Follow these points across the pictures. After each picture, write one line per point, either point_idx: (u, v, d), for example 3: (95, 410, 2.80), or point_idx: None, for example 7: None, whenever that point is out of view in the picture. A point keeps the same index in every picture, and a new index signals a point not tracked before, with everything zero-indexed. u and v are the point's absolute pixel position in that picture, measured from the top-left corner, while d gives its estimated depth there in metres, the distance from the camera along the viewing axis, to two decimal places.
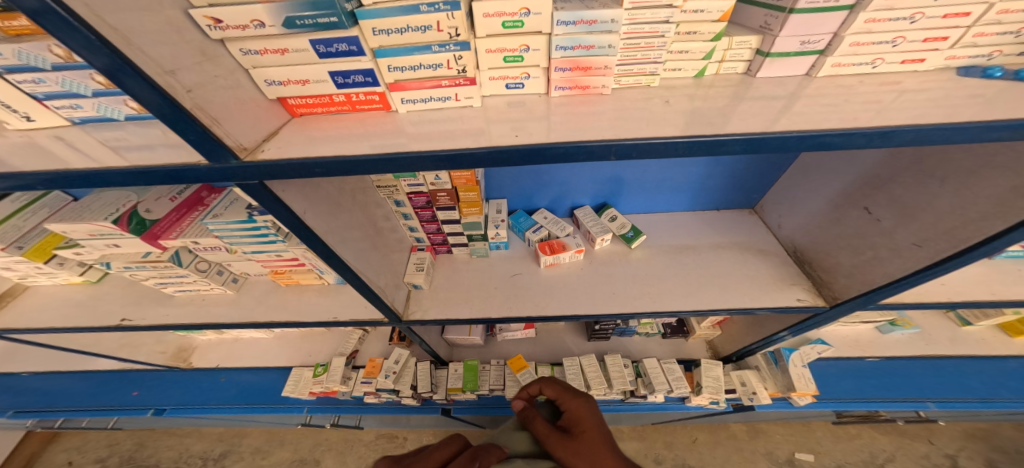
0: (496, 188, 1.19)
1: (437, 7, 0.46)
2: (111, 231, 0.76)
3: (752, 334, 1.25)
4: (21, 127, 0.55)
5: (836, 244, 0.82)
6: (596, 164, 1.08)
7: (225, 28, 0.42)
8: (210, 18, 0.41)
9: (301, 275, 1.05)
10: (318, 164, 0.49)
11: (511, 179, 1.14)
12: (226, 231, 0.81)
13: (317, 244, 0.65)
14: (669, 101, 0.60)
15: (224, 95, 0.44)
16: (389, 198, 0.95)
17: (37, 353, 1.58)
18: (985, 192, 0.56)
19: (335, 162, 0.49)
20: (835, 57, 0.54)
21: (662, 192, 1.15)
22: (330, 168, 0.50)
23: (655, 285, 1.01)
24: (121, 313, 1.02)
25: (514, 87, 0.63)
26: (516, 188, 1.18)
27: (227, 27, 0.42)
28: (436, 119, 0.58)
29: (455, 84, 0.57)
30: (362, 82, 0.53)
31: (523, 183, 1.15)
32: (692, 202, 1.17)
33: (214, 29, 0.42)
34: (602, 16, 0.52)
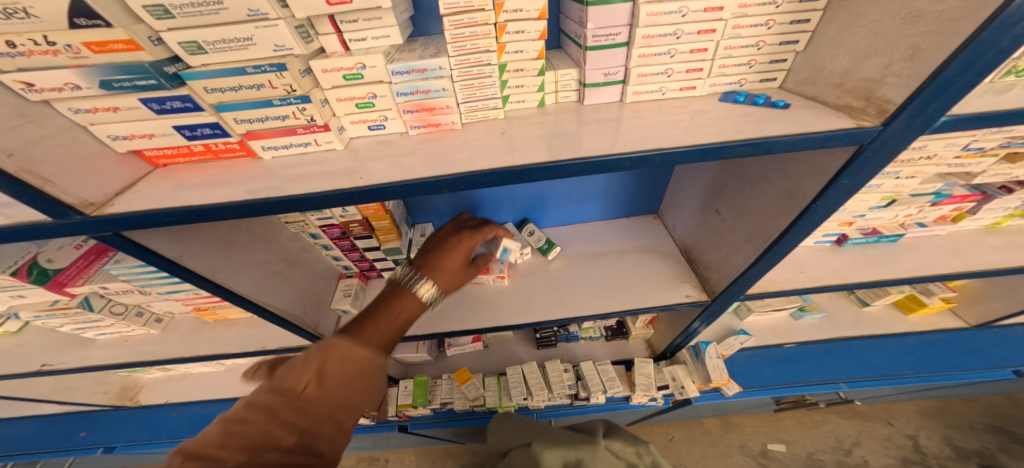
0: (420, 213, 1.23)
1: (263, 68, 0.52)
2: (10, 283, 0.79)
3: (674, 330, 1.31)
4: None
5: (707, 243, 0.94)
6: (511, 186, 1.15)
7: (40, 91, 0.47)
8: (21, 82, 0.45)
9: (226, 311, 1.07)
10: (166, 213, 0.53)
11: (433, 205, 1.19)
12: (132, 274, 0.85)
13: (204, 283, 0.69)
14: (505, 132, 0.68)
15: (58, 153, 0.49)
16: (304, 232, 0.99)
17: None
18: (770, 194, 0.68)
19: (185, 211, 0.53)
20: (632, 86, 0.66)
21: (575, 203, 1.22)
22: (180, 216, 0.54)
23: (567, 293, 1.07)
24: (42, 359, 1.04)
25: (376, 128, 0.69)
26: (438, 211, 1.23)
27: (43, 90, 0.47)
28: (302, 163, 0.64)
29: (310, 131, 0.62)
30: (211, 133, 0.58)
31: (445, 206, 1.21)
32: (605, 211, 1.25)
33: (30, 92, 0.47)
34: (428, 64, 0.60)
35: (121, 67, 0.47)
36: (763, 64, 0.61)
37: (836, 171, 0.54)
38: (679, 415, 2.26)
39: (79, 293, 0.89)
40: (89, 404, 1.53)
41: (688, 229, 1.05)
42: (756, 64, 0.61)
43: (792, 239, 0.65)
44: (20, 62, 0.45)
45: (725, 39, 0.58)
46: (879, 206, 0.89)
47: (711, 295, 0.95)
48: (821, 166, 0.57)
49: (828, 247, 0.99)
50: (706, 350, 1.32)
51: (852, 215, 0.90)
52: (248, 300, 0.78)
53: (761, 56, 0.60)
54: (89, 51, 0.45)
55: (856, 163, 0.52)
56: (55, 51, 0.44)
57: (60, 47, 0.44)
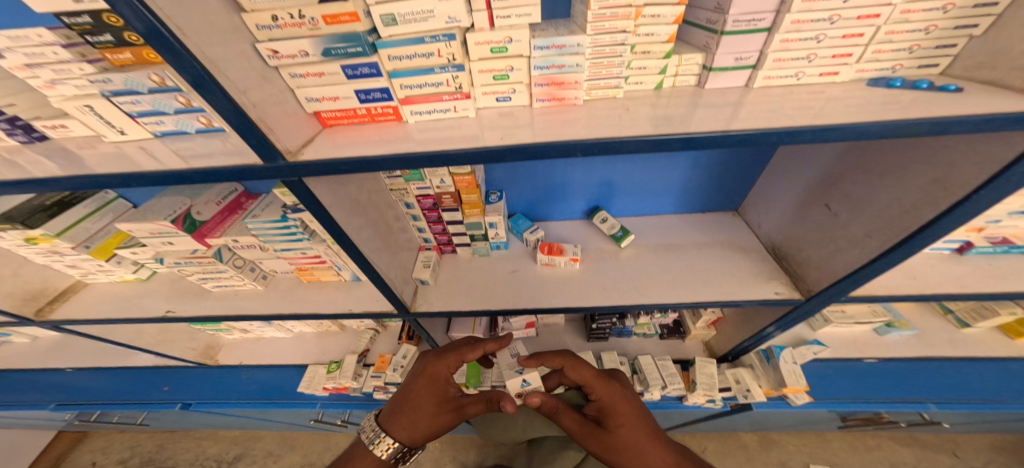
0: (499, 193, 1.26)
1: (437, 38, 0.61)
2: (168, 230, 0.91)
3: (743, 331, 1.28)
4: (116, 139, 0.73)
5: (806, 239, 0.93)
6: (590, 167, 1.15)
7: (279, 57, 0.58)
8: (270, 49, 0.57)
9: (322, 272, 1.14)
10: (344, 163, 0.62)
11: (512, 183, 1.22)
12: (263, 230, 0.95)
13: (339, 234, 0.77)
14: (630, 108, 0.70)
15: (277, 109, 0.61)
16: (400, 200, 1.05)
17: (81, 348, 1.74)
18: (913, 185, 0.68)
19: (357, 162, 0.62)
20: (764, 71, 0.68)
21: (652, 194, 1.23)
22: (353, 166, 0.63)
23: (643, 280, 1.07)
24: (165, 306, 1.15)
25: (504, 100, 0.74)
26: (517, 194, 1.27)
27: (282, 56, 0.58)
28: (439, 126, 0.71)
29: (454, 98, 0.70)
30: (380, 98, 0.68)
31: (523, 190, 1.25)
32: (679, 205, 1.25)
33: (272, 58, 0.58)
34: (569, 41, 0.63)
35: (341, 36, 0.57)
36: (925, 49, 0.64)
37: (1010, 158, 0.54)
38: (717, 427, 2.18)
39: (214, 244, 1.00)
40: (181, 358, 1.65)
41: (779, 227, 1.04)
42: (917, 49, 0.64)
43: (933, 234, 0.65)
44: (274, 33, 0.56)
45: (889, 23, 0.60)
46: (1018, 212, 0.86)
47: (805, 294, 0.92)
48: (993, 153, 0.56)
49: (946, 255, 0.99)
50: (779, 354, 1.29)
51: (985, 220, 0.89)
52: (361, 260, 0.86)
53: (926, 41, 0.63)
54: (324, 23, 0.56)
55: None
56: (301, 24, 0.55)
57: (306, 20, 0.55)
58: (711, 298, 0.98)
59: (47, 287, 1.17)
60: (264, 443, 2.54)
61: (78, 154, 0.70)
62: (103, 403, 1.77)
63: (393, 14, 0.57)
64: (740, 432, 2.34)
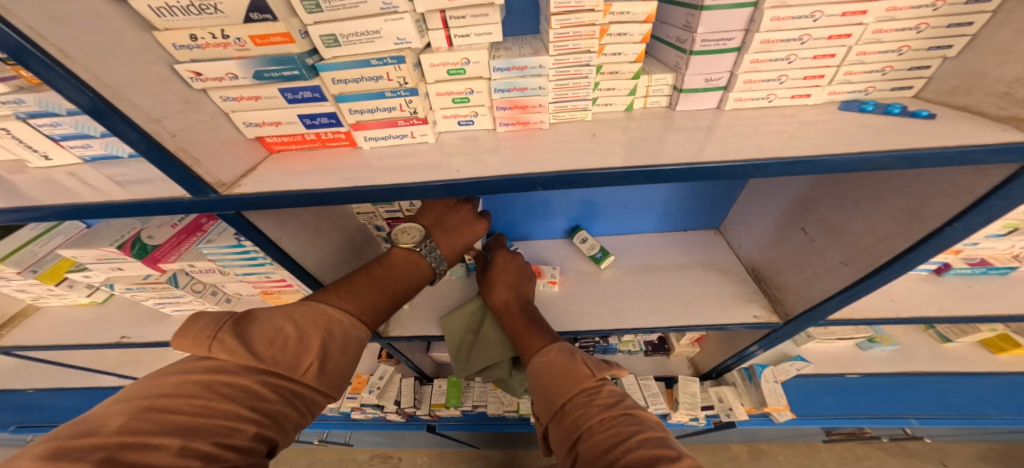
0: None
1: (385, 61, 0.56)
2: (115, 256, 0.87)
3: (725, 351, 1.26)
4: (42, 165, 0.69)
5: (784, 263, 0.90)
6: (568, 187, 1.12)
7: (204, 79, 0.54)
8: (192, 71, 0.52)
9: (289, 296, 1.09)
10: (285, 197, 0.58)
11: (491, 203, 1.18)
12: (219, 255, 0.89)
13: (291, 265, 0.76)
14: (596, 134, 0.66)
15: (206, 137, 0.56)
16: (370, 223, 1.01)
17: (44, 369, 1.66)
18: (886, 213, 0.66)
19: (302, 195, 0.58)
20: (735, 93, 0.65)
21: (633, 213, 1.20)
22: (296, 200, 0.59)
23: (620, 303, 1.04)
24: (121, 331, 1.09)
25: (466, 124, 0.71)
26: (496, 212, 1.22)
27: (206, 79, 0.54)
28: (396, 153, 0.68)
29: (410, 123, 0.66)
30: (327, 122, 0.64)
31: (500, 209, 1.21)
32: (661, 224, 1.22)
33: (196, 80, 0.54)
34: (530, 62, 0.60)
35: (275, 58, 0.52)
36: (899, 71, 0.61)
37: (985, 191, 0.52)
38: (705, 439, 2.15)
39: (168, 269, 0.94)
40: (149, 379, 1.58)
41: (758, 248, 1.02)
42: (890, 70, 0.61)
43: (907, 264, 0.63)
44: (195, 53, 0.51)
45: (861, 44, 0.57)
46: (997, 234, 0.85)
47: (783, 318, 0.90)
48: (965, 186, 0.54)
49: (925, 275, 0.97)
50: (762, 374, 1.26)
51: (963, 242, 0.87)
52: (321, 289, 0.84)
53: (899, 62, 0.60)
54: (253, 44, 0.51)
55: (1011, 185, 0.49)
56: (226, 44, 0.51)
57: (231, 40, 0.51)
58: (686, 323, 0.95)
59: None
60: None
61: (6, 180, 0.65)
62: (67, 425, 1.69)
63: (336, 35, 0.54)
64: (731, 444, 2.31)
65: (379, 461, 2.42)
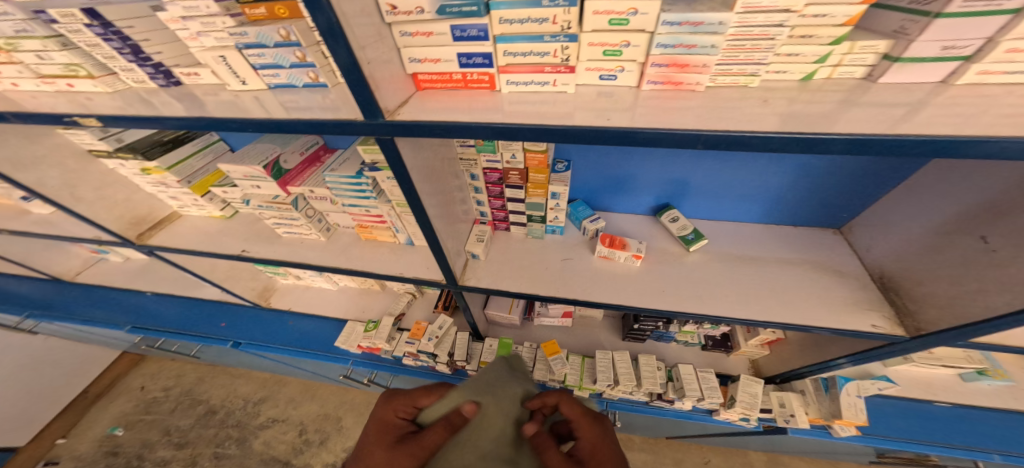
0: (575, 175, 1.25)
1: (557, 2, 0.58)
2: (260, 175, 1.08)
3: (806, 357, 1.25)
4: (238, 89, 0.84)
5: (938, 275, 0.81)
6: (676, 160, 1.10)
7: (396, 13, 0.61)
8: (390, 5, 0.60)
9: (379, 232, 1.30)
10: (439, 126, 0.63)
11: (588, 167, 1.20)
12: (337, 184, 1.10)
13: (412, 197, 0.83)
14: (767, 101, 0.61)
15: (385, 69, 0.64)
16: (467, 170, 1.10)
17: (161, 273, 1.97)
18: None
19: (451, 126, 0.63)
20: (982, 64, 0.56)
21: (735, 200, 1.17)
22: (447, 130, 0.64)
23: (704, 287, 1.03)
24: (241, 245, 1.30)
25: (607, 78, 0.69)
26: (591, 179, 1.24)
27: (398, 13, 0.61)
28: (532, 98, 0.68)
29: (557, 71, 0.66)
30: (481, 63, 0.67)
31: (598, 175, 1.22)
32: (765, 214, 1.19)
33: (389, 14, 0.62)
34: (709, 18, 0.56)
35: None
36: None
37: None
38: (722, 442, 2.14)
39: (293, 192, 1.16)
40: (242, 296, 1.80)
41: (898, 254, 0.93)
42: None
43: None
44: None
45: None
46: None
47: (913, 333, 0.82)
48: None
49: None
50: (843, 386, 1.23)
51: None
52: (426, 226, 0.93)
53: None
54: None
55: None
56: None
57: None
58: (760, 317, 0.93)
59: (150, 214, 1.40)
60: (288, 388, 2.75)
61: (202, 100, 0.82)
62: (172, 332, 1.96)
63: None
64: (749, 450, 2.28)
65: None
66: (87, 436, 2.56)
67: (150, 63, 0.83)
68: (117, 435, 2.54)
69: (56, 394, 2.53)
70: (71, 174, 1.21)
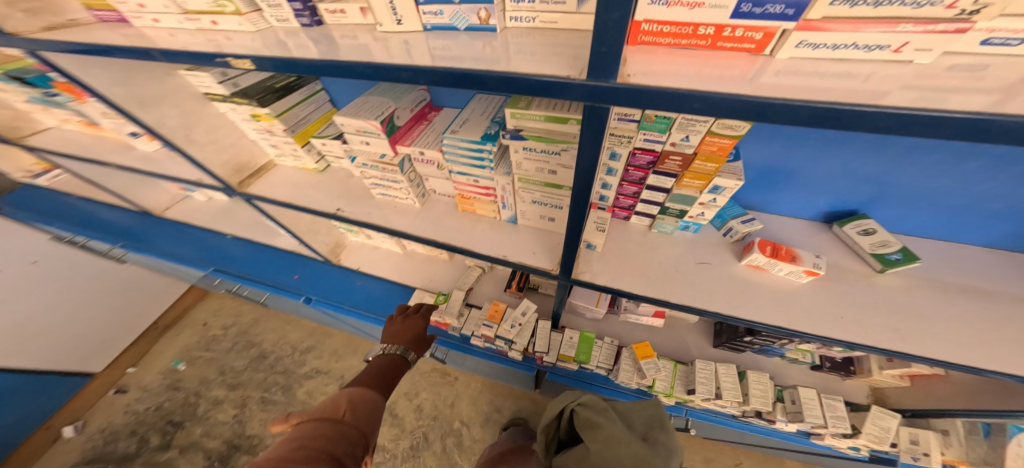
0: (763, 164, 1.04)
1: None
2: (371, 130, 0.94)
3: (971, 400, 1.11)
4: (389, 29, 0.74)
5: None
6: (912, 161, 0.89)
7: None
8: None
9: (481, 205, 1.14)
10: (701, 100, 0.47)
11: (786, 155, 1.00)
12: (454, 147, 0.93)
13: (585, 180, 0.69)
14: None
15: None
16: (612, 148, 0.89)
17: (236, 217, 1.93)
18: None
19: (725, 100, 0.46)
20: None
21: (968, 215, 0.95)
22: (711, 104, 0.47)
23: (888, 315, 0.87)
24: (337, 204, 1.18)
25: (997, 44, 0.47)
26: (783, 169, 1.03)
27: None
28: (837, 71, 0.49)
29: (918, 30, 0.46)
30: (775, 13, 0.49)
31: (792, 168, 1.02)
32: (1001, 236, 0.97)
33: None
34: None
35: None
36: None
37: None
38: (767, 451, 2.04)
39: (400, 152, 1.01)
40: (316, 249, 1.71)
41: None
42: None
43: None
44: None
45: None
46: None
47: None
48: None
49: None
50: (1014, 435, 1.04)
51: None
52: (578, 213, 0.80)
53: None
54: None
55: None
56: None
57: None
58: (963, 361, 0.77)
59: (251, 162, 1.28)
60: (332, 340, 2.79)
61: (337, 43, 0.73)
62: (244, 277, 1.98)
63: None
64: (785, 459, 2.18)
65: (440, 374, 2.58)
66: (153, 367, 2.60)
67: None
68: (179, 370, 2.60)
69: (140, 314, 2.67)
70: (190, 114, 1.13)
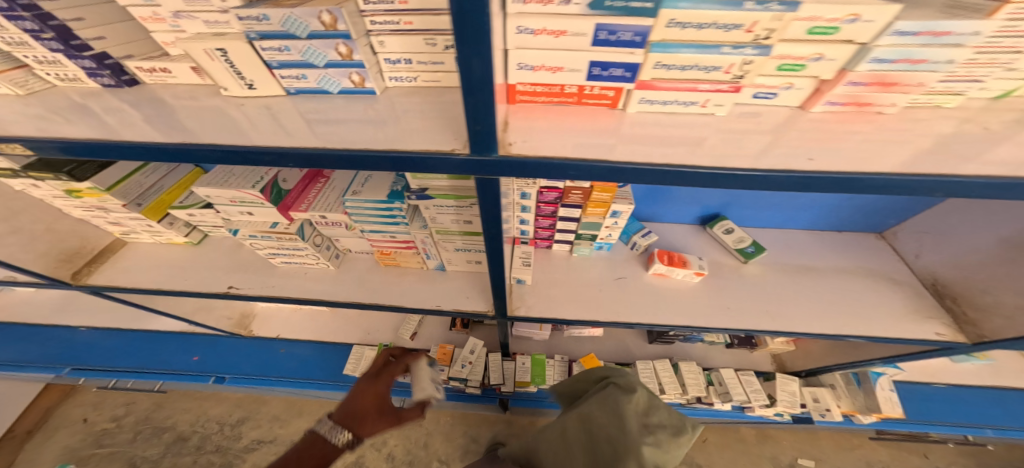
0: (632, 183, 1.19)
1: (767, 6, 0.41)
2: (254, 199, 0.86)
3: (834, 356, 1.33)
4: (239, 94, 0.60)
5: (1005, 286, 0.83)
6: None
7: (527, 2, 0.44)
8: None
9: (404, 258, 1.12)
10: (572, 167, 0.49)
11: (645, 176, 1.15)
12: (360, 210, 0.91)
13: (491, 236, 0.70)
14: (990, 127, 0.48)
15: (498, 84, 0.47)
16: (520, 189, 0.95)
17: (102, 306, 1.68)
18: None
19: (591, 167, 0.49)
20: None
21: (789, 209, 1.16)
22: (580, 172, 0.50)
23: (774, 302, 1.01)
24: (227, 280, 1.08)
25: (763, 97, 0.54)
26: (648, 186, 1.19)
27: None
28: (671, 123, 0.55)
29: (715, 89, 0.51)
30: (616, 76, 0.52)
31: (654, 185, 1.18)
32: (813, 221, 1.20)
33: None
34: (961, 27, 0.40)
35: None
36: None
37: None
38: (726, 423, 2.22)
39: (298, 218, 0.95)
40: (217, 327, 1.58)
41: (952, 262, 0.95)
42: None
43: None
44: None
45: None
46: None
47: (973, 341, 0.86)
48: None
49: None
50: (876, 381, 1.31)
51: None
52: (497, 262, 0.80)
53: None
54: None
55: None
56: None
57: None
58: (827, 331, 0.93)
59: (85, 247, 1.09)
60: (270, 406, 2.51)
61: (173, 106, 0.58)
62: (127, 370, 1.68)
63: None
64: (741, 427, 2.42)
65: None
66: None
67: (89, 54, 0.56)
68: None
69: None
70: None
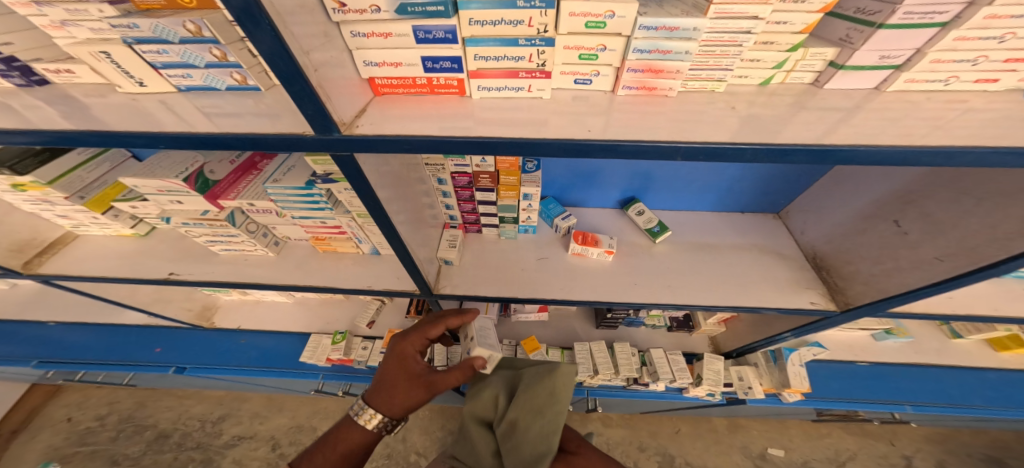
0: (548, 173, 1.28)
1: (533, 4, 0.53)
2: (179, 188, 0.96)
3: (756, 332, 1.40)
4: (132, 90, 0.70)
5: (860, 254, 0.93)
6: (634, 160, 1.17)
7: (345, 12, 0.54)
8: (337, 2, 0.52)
9: (339, 243, 1.20)
10: (406, 141, 0.57)
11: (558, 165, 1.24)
12: (283, 195, 0.99)
13: (381, 214, 0.78)
14: (732, 106, 0.60)
15: (337, 74, 0.56)
16: (434, 175, 1.04)
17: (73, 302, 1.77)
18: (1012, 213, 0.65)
19: (422, 141, 0.57)
20: (910, 74, 0.59)
21: (694, 192, 1.27)
22: (416, 145, 0.58)
23: (674, 278, 1.09)
24: (168, 268, 1.16)
25: (582, 83, 0.65)
26: (565, 174, 1.28)
27: (348, 11, 0.54)
28: (508, 106, 0.63)
29: (532, 76, 0.62)
30: (448, 67, 0.61)
31: (568, 172, 1.27)
32: (717, 203, 1.29)
33: (337, 12, 0.54)
34: (684, 23, 0.52)
35: None
36: None
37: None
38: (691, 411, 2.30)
39: (227, 207, 1.04)
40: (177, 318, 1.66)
41: (827, 236, 1.05)
42: None
43: (994, 272, 0.65)
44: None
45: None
46: None
47: (840, 307, 0.95)
48: None
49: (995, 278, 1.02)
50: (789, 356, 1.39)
51: None
52: (397, 242, 0.88)
53: None
54: None
55: None
56: None
57: None
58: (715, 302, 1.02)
59: (36, 238, 1.18)
60: (250, 404, 2.58)
61: (84, 102, 0.68)
62: (93, 362, 1.76)
63: None
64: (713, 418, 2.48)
65: None
66: None
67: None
68: None
69: None
70: None
